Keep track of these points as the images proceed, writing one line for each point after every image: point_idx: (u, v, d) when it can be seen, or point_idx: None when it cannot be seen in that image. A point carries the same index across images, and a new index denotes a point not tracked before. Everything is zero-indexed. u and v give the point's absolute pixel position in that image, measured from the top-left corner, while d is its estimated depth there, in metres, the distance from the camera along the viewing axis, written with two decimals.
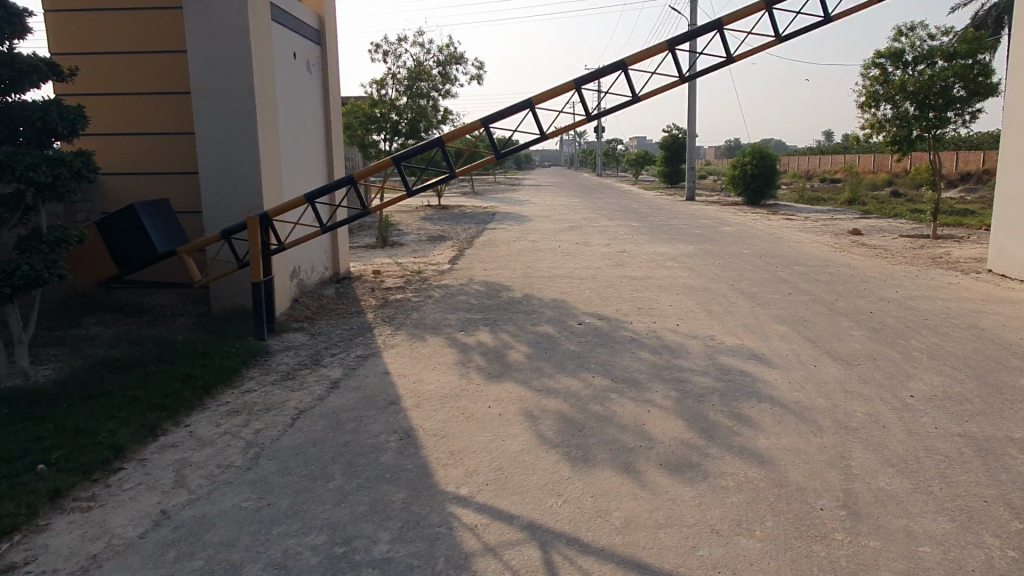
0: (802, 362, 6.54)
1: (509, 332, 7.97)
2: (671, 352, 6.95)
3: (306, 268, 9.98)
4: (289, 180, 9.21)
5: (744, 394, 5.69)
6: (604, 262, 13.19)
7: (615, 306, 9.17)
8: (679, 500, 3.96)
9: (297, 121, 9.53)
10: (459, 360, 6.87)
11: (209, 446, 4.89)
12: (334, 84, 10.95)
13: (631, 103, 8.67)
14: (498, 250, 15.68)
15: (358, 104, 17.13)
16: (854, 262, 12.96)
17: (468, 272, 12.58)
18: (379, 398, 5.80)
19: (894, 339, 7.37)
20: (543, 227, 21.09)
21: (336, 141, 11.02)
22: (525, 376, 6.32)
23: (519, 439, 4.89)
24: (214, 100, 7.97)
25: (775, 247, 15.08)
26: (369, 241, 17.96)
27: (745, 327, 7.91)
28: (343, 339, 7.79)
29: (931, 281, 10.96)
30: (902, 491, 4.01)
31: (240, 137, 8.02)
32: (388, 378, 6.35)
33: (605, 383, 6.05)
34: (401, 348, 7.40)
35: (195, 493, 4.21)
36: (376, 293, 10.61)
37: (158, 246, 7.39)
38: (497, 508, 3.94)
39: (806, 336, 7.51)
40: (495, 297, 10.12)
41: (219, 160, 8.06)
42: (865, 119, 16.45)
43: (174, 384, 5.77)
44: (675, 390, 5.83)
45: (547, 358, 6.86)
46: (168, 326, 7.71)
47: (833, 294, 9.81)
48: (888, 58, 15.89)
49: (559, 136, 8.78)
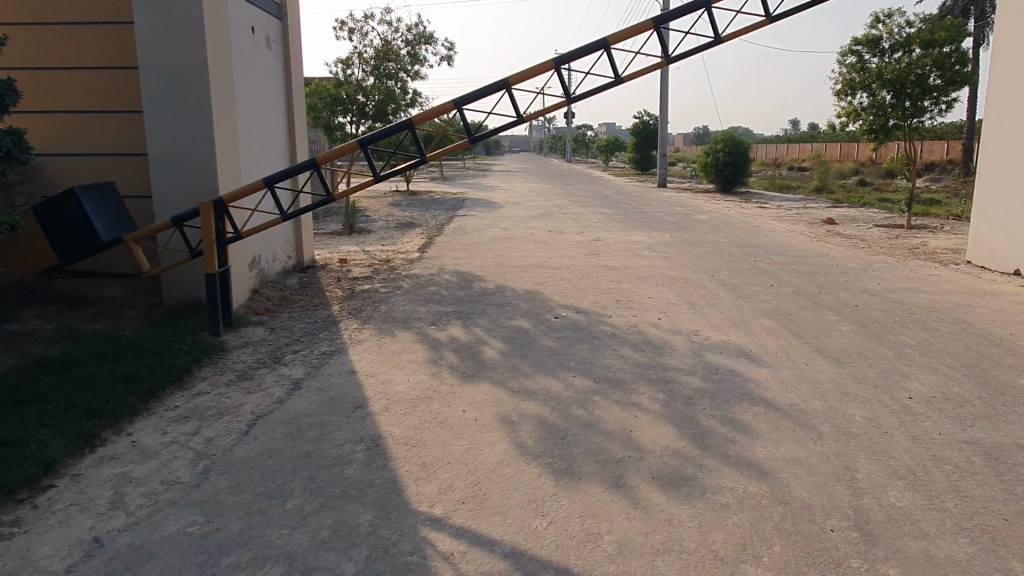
0: (792, 360, 6.23)
1: (483, 326, 7.54)
2: (654, 349, 6.60)
3: (266, 258, 9.43)
4: (248, 165, 8.65)
5: (734, 396, 5.35)
6: (578, 252, 12.81)
7: (593, 298, 8.80)
8: (678, 521, 3.59)
9: (257, 103, 8.97)
10: (431, 359, 6.43)
11: (154, 459, 4.39)
12: (296, 63, 10.40)
13: (612, 85, 8.24)
14: (469, 238, 15.20)
15: (322, 84, 16.44)
16: (832, 253, 12.77)
17: (438, 260, 12.13)
18: (344, 401, 5.34)
19: (884, 335, 7.10)
20: (514, 213, 20.63)
21: (299, 124, 10.47)
22: (501, 376, 5.91)
23: (497, 449, 4.49)
24: (165, 78, 7.40)
25: (750, 236, 14.87)
26: (335, 227, 17.35)
27: (729, 321, 7.58)
28: (307, 333, 7.30)
29: (912, 273, 10.76)
30: (917, 509, 3.69)
31: (193, 118, 7.45)
32: (353, 378, 5.89)
33: (588, 384, 5.67)
34: (368, 344, 6.93)
35: (134, 515, 3.72)
36: (342, 283, 10.11)
37: (101, 234, 6.79)
38: (476, 532, 3.53)
39: (793, 331, 7.21)
40: (467, 288, 9.68)
41: (170, 143, 7.50)
42: (842, 107, 16.25)
43: (117, 387, 5.24)
44: (662, 393, 5.47)
45: (524, 356, 6.45)
46: (115, 320, 7.15)
47: (814, 286, 9.57)
48: (865, 45, 15.68)
49: (537, 119, 8.32)
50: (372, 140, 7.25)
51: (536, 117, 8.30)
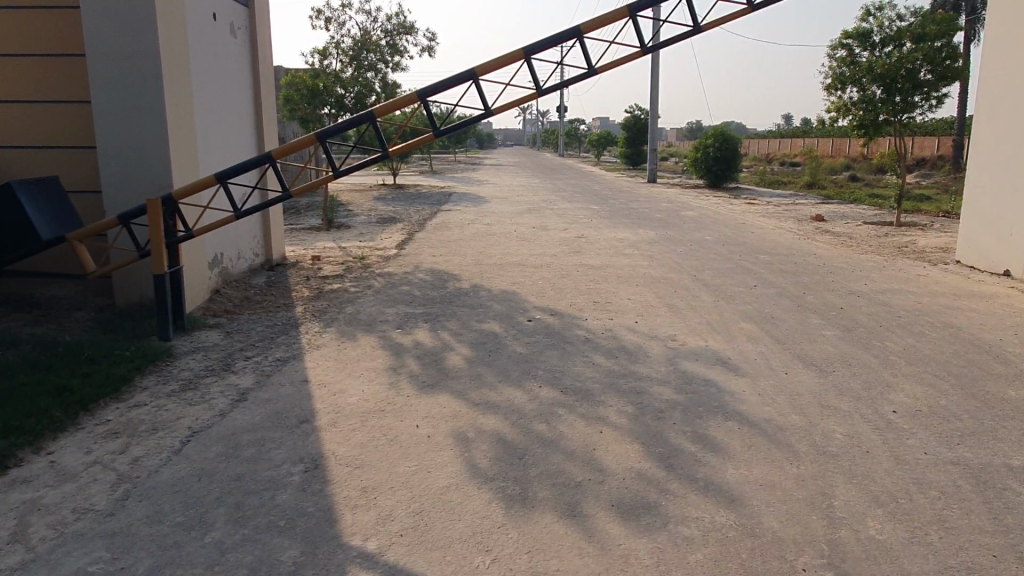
0: (772, 369, 5.90)
1: (451, 330, 7.17)
2: (628, 356, 6.26)
3: (230, 255, 9.06)
4: (208, 159, 8.25)
5: (708, 410, 5.01)
6: (560, 249, 12.45)
7: (570, 300, 8.46)
8: (635, 559, 3.25)
9: (218, 94, 8.56)
10: (392, 366, 6.07)
11: (70, 482, 4.02)
12: (264, 53, 10.00)
13: (587, 77, 7.87)
14: (450, 234, 14.83)
15: (299, 75, 16.01)
16: (819, 251, 12.46)
17: (415, 258, 11.77)
18: (290, 416, 4.97)
19: (870, 341, 6.77)
20: (500, 209, 20.26)
21: (268, 117, 10.06)
22: (463, 386, 5.55)
23: (447, 471, 4.14)
24: (116, 66, 6.99)
25: (737, 234, 14.57)
26: (315, 222, 16.95)
27: (709, 325, 7.25)
28: (264, 337, 6.92)
29: (900, 273, 10.46)
30: (898, 543, 3.36)
31: (145, 108, 7.04)
32: (305, 388, 5.53)
33: (554, 396, 5.33)
34: (327, 349, 6.56)
35: (34, 550, 3.36)
36: (311, 282, 9.73)
37: (41, 233, 6.41)
38: (409, 572, 3.17)
39: (775, 337, 6.88)
40: (441, 288, 9.31)
41: (121, 135, 7.10)
42: (831, 102, 15.92)
43: (44, 400, 4.87)
44: (631, 406, 5.13)
45: (490, 364, 6.09)
46: (60, 323, 6.77)
47: (800, 287, 9.24)
48: (855, 39, 15.33)
49: (507, 111, 7.94)
50: (330, 133, 6.88)
51: (506, 110, 7.92)
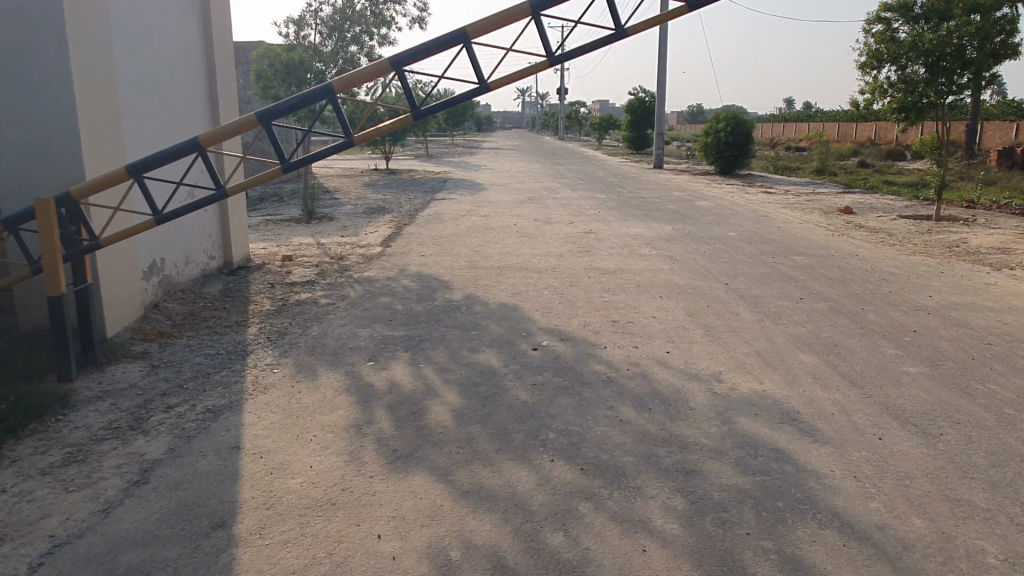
0: (860, 432, 4.43)
1: (436, 364, 5.70)
2: (665, 408, 4.79)
3: (174, 262, 7.59)
4: (142, 143, 6.74)
5: (794, 509, 3.54)
6: (567, 248, 10.97)
7: (583, 318, 7.00)
8: None
9: (156, 65, 7.06)
10: (356, 424, 4.58)
11: None
12: (219, 20, 8.47)
13: (609, 40, 6.38)
14: (443, 228, 13.34)
15: (272, 49, 14.46)
16: (858, 250, 10.99)
17: (400, 258, 10.29)
18: (201, 515, 3.51)
19: (967, 383, 5.31)
20: (498, 197, 18.76)
21: (225, 99, 8.58)
22: (449, 458, 4.09)
23: None
24: (9, 24, 5.46)
25: (762, 229, 13.10)
26: (296, 212, 15.45)
27: (761, 359, 5.78)
28: (199, 373, 5.45)
29: (962, 280, 8.98)
30: None
31: (46, 80, 5.50)
32: (234, 461, 4.07)
33: (572, 479, 3.85)
34: (276, 393, 5.10)
35: None
36: (276, 289, 8.24)
37: None
38: None
39: (845, 376, 5.43)
40: (428, 300, 7.83)
41: (21, 116, 5.58)
42: (865, 82, 14.36)
43: None
44: (683, 495, 3.68)
45: (486, 420, 4.62)
46: None
47: (853, 299, 7.81)
48: (895, 11, 13.73)
49: (509, 85, 6.42)
50: (273, 113, 5.53)
51: (506, 84, 6.42)
